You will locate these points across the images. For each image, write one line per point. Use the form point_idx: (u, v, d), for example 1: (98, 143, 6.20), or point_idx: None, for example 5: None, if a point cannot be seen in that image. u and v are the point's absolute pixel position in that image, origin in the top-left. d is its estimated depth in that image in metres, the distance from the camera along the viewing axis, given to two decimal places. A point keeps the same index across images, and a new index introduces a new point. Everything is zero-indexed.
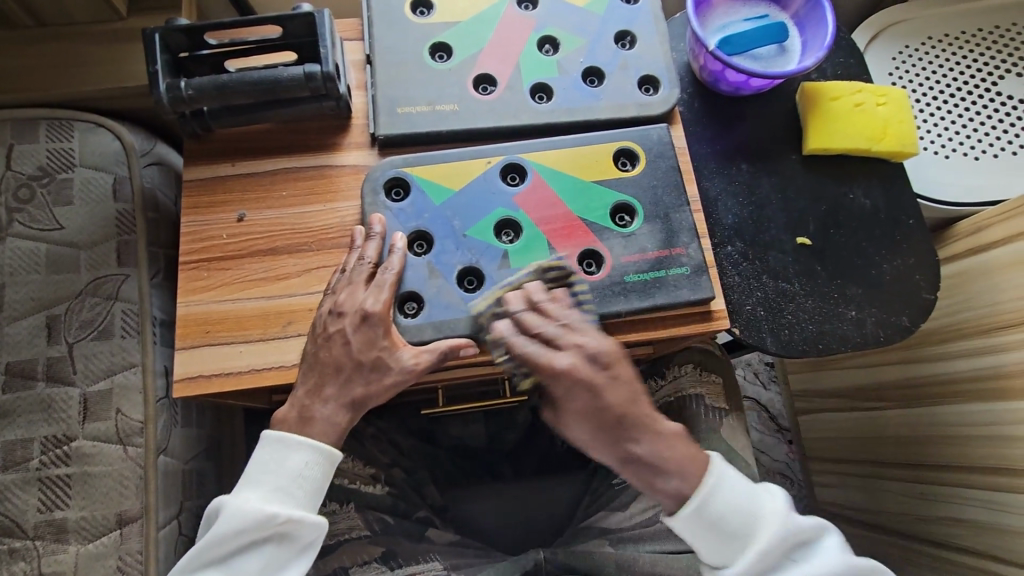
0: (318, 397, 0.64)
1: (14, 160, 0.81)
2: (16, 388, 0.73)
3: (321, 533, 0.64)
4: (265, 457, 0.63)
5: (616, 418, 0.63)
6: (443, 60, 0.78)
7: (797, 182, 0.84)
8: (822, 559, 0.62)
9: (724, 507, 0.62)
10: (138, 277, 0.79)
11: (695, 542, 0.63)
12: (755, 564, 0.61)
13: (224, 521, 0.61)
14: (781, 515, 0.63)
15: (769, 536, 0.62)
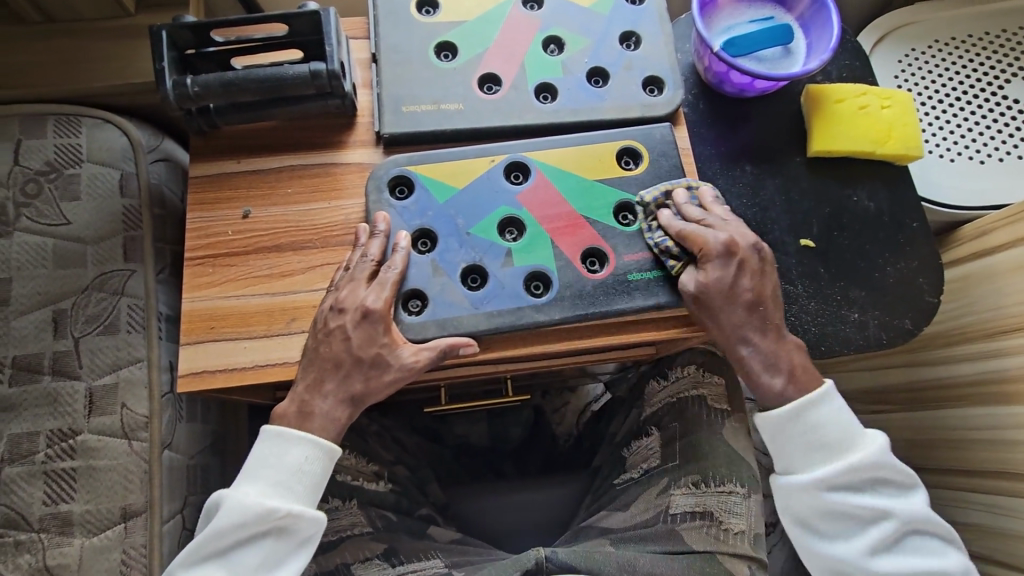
0: (317, 393, 0.64)
1: (22, 154, 0.82)
2: (22, 382, 0.73)
3: (320, 527, 0.65)
4: (264, 452, 0.64)
5: (746, 301, 0.67)
6: (448, 59, 0.78)
7: (801, 184, 0.84)
8: (908, 503, 0.67)
9: (829, 421, 0.67)
10: (144, 273, 0.79)
11: (774, 441, 0.69)
12: (835, 479, 0.66)
13: (223, 515, 0.62)
14: (881, 447, 0.67)
15: (864, 461, 0.67)
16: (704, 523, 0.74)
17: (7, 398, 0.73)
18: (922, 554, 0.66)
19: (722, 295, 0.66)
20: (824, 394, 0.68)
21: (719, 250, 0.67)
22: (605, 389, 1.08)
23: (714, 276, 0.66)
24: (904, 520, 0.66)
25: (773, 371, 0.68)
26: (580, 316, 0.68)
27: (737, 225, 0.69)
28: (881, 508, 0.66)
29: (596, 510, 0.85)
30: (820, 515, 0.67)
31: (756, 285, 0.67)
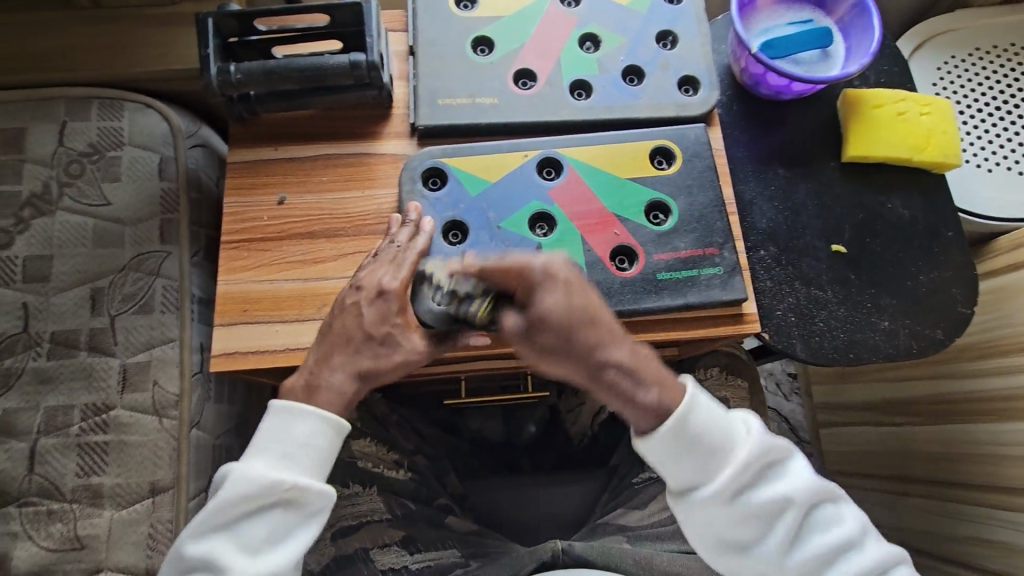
0: (325, 365, 0.62)
1: (67, 136, 0.84)
2: (59, 356, 0.75)
3: (329, 502, 0.62)
4: (271, 424, 0.61)
5: (585, 327, 0.55)
6: (485, 54, 0.79)
7: (834, 190, 0.83)
8: (789, 479, 0.62)
9: (700, 429, 0.59)
10: (179, 255, 0.81)
11: (662, 466, 0.60)
12: (729, 486, 0.59)
13: (228, 487, 0.59)
14: (756, 438, 0.61)
15: (745, 454, 0.60)
16: None
17: (44, 371, 0.75)
18: (835, 524, 0.62)
19: (552, 328, 0.54)
20: (688, 401, 0.59)
21: (548, 275, 0.55)
22: None
23: (561, 308, 0.54)
24: (805, 501, 0.61)
25: (643, 383, 0.57)
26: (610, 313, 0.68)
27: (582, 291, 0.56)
28: (778, 495, 0.60)
29: (613, 508, 0.83)
30: (729, 526, 0.60)
31: (558, 303, 0.54)
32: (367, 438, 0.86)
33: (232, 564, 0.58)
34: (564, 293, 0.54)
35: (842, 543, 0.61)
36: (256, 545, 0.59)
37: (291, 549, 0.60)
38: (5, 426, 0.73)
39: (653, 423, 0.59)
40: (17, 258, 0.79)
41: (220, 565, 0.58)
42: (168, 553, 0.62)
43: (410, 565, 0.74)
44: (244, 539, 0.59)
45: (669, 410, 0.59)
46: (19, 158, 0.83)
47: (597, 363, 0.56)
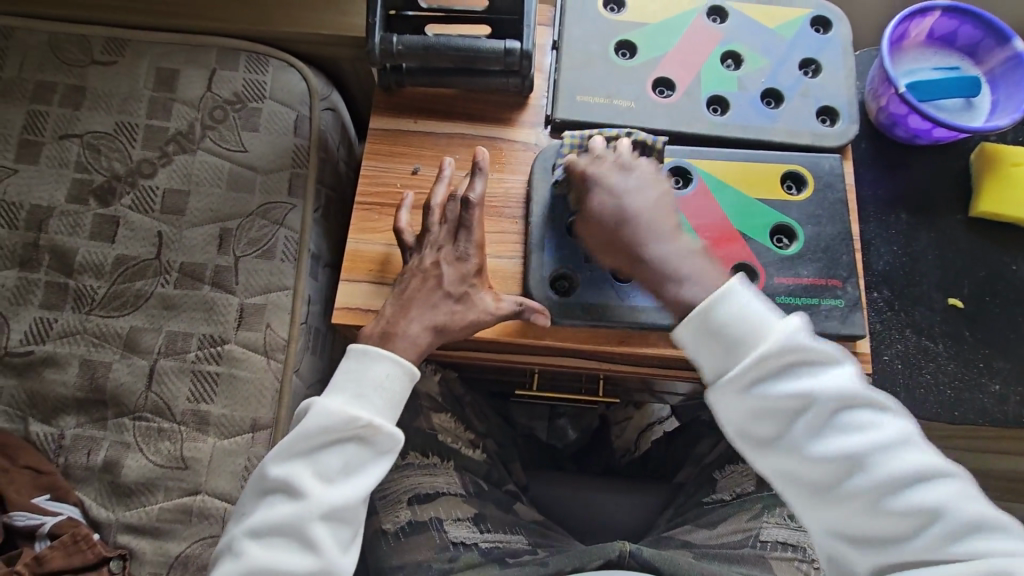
0: (403, 317, 0.65)
1: (215, 82, 0.88)
2: (185, 287, 0.80)
3: (398, 445, 0.62)
4: (348, 364, 0.62)
5: (620, 219, 0.65)
6: (626, 57, 0.79)
7: (958, 242, 0.81)
8: (816, 376, 0.57)
9: (727, 317, 0.59)
10: (303, 209, 0.85)
11: (693, 354, 0.62)
12: (748, 374, 0.58)
13: (310, 416, 0.60)
14: (790, 329, 0.58)
15: (767, 347, 0.58)
16: (795, 556, 0.74)
17: (170, 298, 0.79)
18: (881, 428, 0.56)
19: (602, 223, 0.66)
20: (722, 291, 0.60)
21: (597, 176, 0.67)
22: (670, 414, 1.10)
23: (610, 204, 0.66)
24: (832, 398, 0.57)
25: (686, 283, 0.63)
26: None
27: (646, 189, 0.66)
28: (804, 389, 0.57)
29: (679, 523, 0.83)
30: (752, 416, 0.59)
31: (630, 191, 0.66)
32: (446, 413, 0.88)
33: (309, 491, 0.59)
34: (612, 172, 0.67)
35: (877, 446, 0.56)
36: (331, 474, 0.59)
37: (360, 484, 0.60)
38: (129, 343, 0.78)
39: (683, 313, 0.62)
40: (158, 189, 0.84)
41: (299, 491, 0.59)
42: (250, 477, 0.63)
43: (481, 543, 0.77)
44: (322, 467, 0.59)
45: (703, 297, 0.61)
46: (169, 97, 0.87)
47: (635, 257, 0.65)
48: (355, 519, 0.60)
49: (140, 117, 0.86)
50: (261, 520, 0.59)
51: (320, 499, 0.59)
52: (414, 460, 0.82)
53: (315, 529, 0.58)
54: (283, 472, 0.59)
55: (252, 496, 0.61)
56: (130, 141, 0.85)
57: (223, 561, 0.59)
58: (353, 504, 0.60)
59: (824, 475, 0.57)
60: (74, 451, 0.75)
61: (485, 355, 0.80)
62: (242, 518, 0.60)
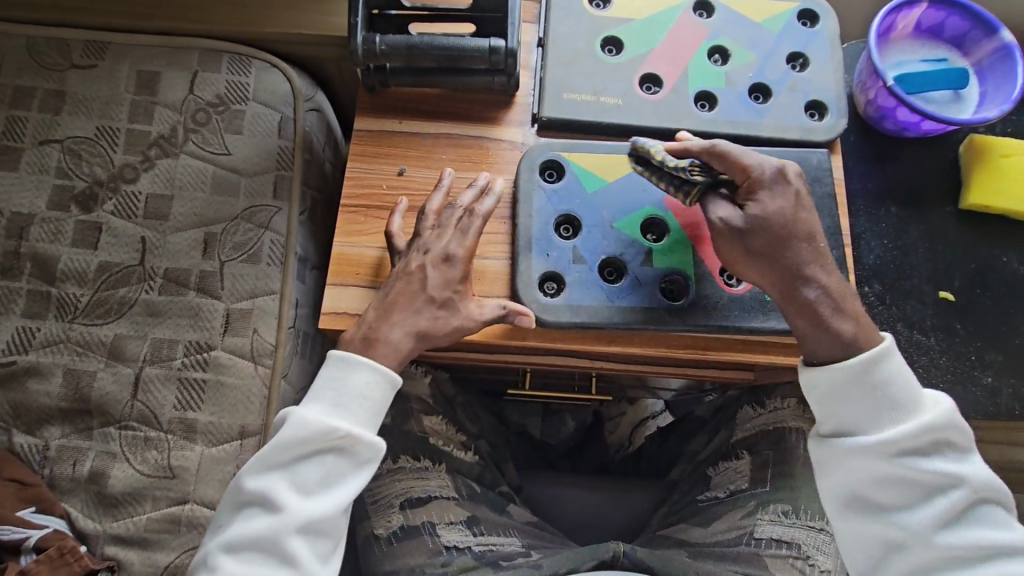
0: (386, 321, 0.64)
1: (197, 85, 0.87)
2: (170, 293, 0.79)
3: (378, 454, 0.62)
4: (327, 373, 0.63)
5: (802, 233, 0.62)
6: (613, 54, 0.79)
7: (948, 235, 0.81)
8: (965, 464, 0.60)
9: (885, 376, 0.61)
10: (288, 212, 0.84)
11: (827, 401, 0.62)
12: (891, 440, 0.60)
13: (286, 428, 0.60)
14: (953, 415, 0.61)
15: (935, 423, 0.60)
16: (789, 553, 0.73)
17: (155, 305, 0.78)
18: (999, 525, 0.59)
19: (766, 230, 0.62)
20: (886, 349, 0.61)
21: (754, 181, 0.63)
22: (664, 408, 1.10)
23: (764, 210, 0.62)
24: (969, 486, 0.60)
25: (841, 312, 0.62)
26: (712, 326, 0.69)
27: (782, 191, 0.63)
28: (947, 473, 0.59)
29: (673, 522, 0.83)
30: (877, 481, 0.60)
31: (783, 207, 0.63)
32: (439, 416, 0.87)
33: (287, 503, 0.59)
34: (757, 189, 0.63)
35: (1000, 542, 0.58)
36: (309, 486, 0.60)
37: (339, 496, 0.60)
38: (114, 351, 0.77)
39: (826, 358, 0.62)
40: (140, 194, 0.83)
41: (276, 503, 0.59)
42: (227, 488, 0.63)
43: (474, 547, 0.76)
44: (300, 479, 0.60)
45: (861, 349, 0.61)
46: (151, 101, 0.86)
47: (794, 277, 0.62)
48: (334, 531, 0.61)
49: (121, 121, 0.85)
50: (238, 533, 0.59)
51: (298, 512, 0.59)
52: (405, 464, 0.81)
53: (292, 541, 0.58)
54: (259, 484, 0.60)
55: (229, 508, 0.61)
56: (112, 146, 0.84)
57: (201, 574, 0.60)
58: (332, 516, 0.60)
59: (938, 560, 0.59)
60: (59, 462, 0.74)
61: (476, 356, 0.80)
62: (219, 530, 0.61)
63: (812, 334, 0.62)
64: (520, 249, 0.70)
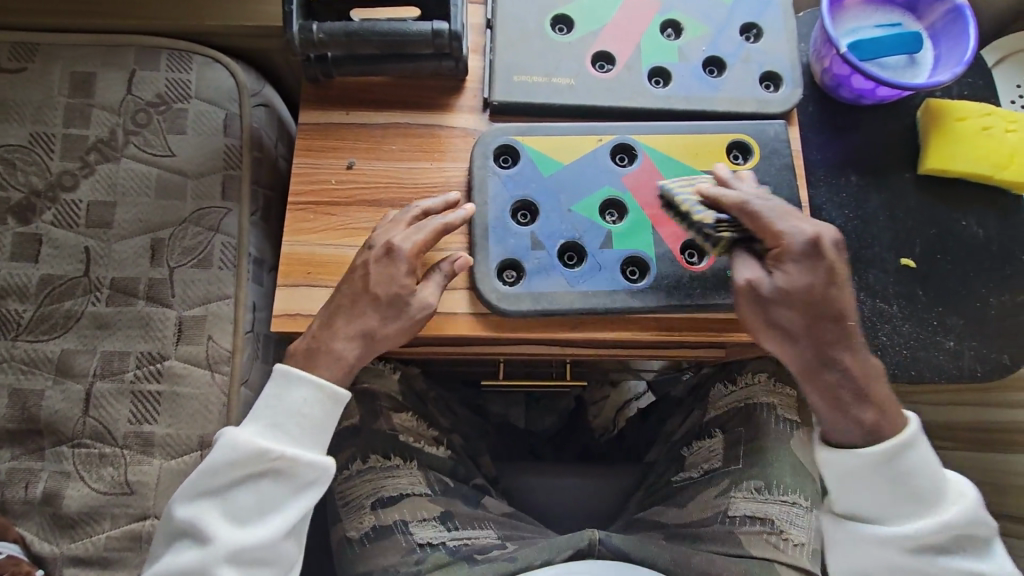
0: (330, 329, 0.63)
1: (135, 84, 0.83)
2: (118, 303, 0.76)
3: (320, 476, 0.64)
4: (266, 393, 0.64)
5: (845, 327, 0.63)
6: (563, 33, 0.76)
7: (908, 202, 0.80)
8: (971, 554, 0.64)
9: (911, 469, 0.64)
10: (238, 213, 0.81)
11: (842, 488, 0.66)
12: (890, 525, 0.64)
13: (219, 452, 0.62)
14: (974, 505, 0.64)
15: (946, 515, 0.64)
16: (763, 529, 0.74)
17: (102, 317, 0.75)
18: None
19: (803, 311, 0.62)
20: (908, 440, 0.64)
21: (792, 245, 0.62)
22: (647, 389, 1.08)
23: (796, 280, 0.62)
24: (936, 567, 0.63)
25: (863, 402, 0.63)
26: (677, 306, 0.67)
27: (797, 219, 0.63)
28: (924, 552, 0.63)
29: (649, 505, 0.82)
30: (886, 560, 0.64)
31: (804, 280, 0.62)
32: (408, 413, 0.84)
33: (219, 533, 0.61)
34: (815, 262, 0.62)
35: None
36: (243, 514, 0.61)
37: (275, 522, 0.62)
38: (62, 367, 0.74)
39: (852, 443, 0.64)
40: (81, 202, 0.79)
41: (207, 532, 0.60)
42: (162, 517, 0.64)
43: (448, 542, 0.74)
44: (233, 505, 0.61)
45: (888, 438, 0.64)
46: (86, 103, 0.82)
47: (830, 359, 0.63)
48: (271, 560, 0.62)
49: (56, 126, 0.81)
50: (171, 563, 0.60)
51: (231, 540, 0.60)
52: (375, 463, 0.79)
53: (223, 570, 0.59)
54: (191, 512, 0.61)
55: (163, 537, 0.63)
56: (47, 153, 0.80)
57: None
58: (268, 543, 0.61)
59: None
60: (10, 486, 0.71)
61: (442, 349, 0.78)
62: (153, 561, 0.62)
63: (835, 416, 0.64)
64: (477, 238, 0.69)
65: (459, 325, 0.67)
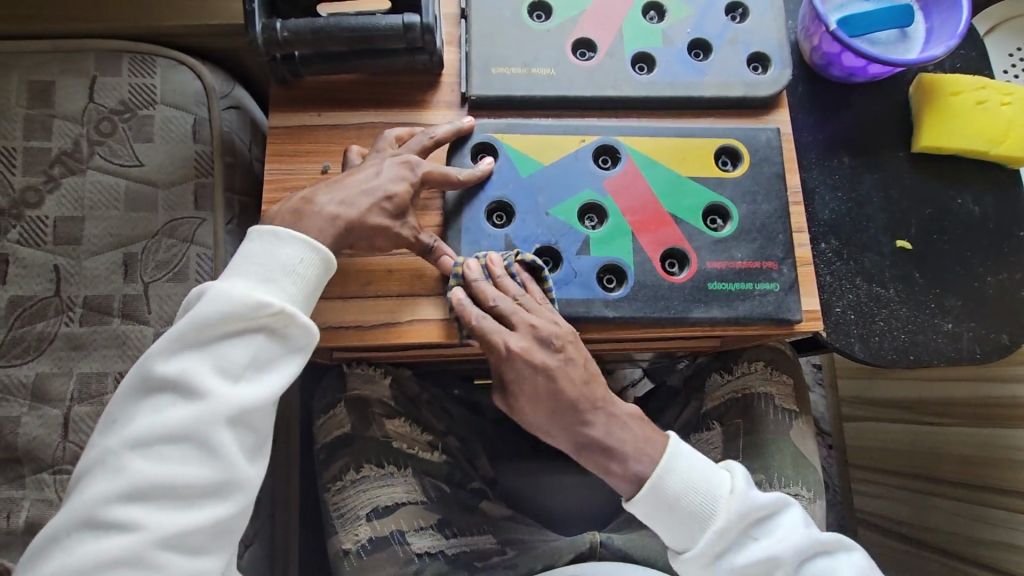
0: (323, 193, 0.59)
1: (97, 92, 0.79)
2: (92, 322, 0.73)
3: (312, 343, 0.56)
4: (252, 248, 0.55)
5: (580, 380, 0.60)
6: (541, 20, 0.73)
7: (903, 181, 0.78)
8: (778, 535, 0.60)
9: (675, 486, 0.59)
10: (213, 222, 0.78)
11: (658, 528, 0.61)
12: (713, 547, 0.59)
13: (206, 303, 0.52)
14: (740, 490, 0.60)
15: (719, 516, 0.59)
16: None
17: (76, 337, 0.73)
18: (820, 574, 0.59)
19: (571, 386, 0.59)
20: (666, 456, 0.60)
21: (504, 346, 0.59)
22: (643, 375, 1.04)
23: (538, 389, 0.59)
24: (796, 562, 0.60)
25: (645, 437, 0.61)
26: (658, 317, 0.65)
27: (545, 313, 0.61)
28: (766, 556, 0.59)
29: None
30: None
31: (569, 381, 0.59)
32: (401, 418, 0.82)
33: (208, 387, 0.51)
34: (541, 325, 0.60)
35: None
36: (237, 369, 0.53)
37: (272, 383, 0.54)
38: (38, 392, 0.71)
39: (631, 489, 0.60)
40: (47, 218, 0.76)
41: (196, 387, 0.51)
42: (125, 377, 0.53)
43: (447, 550, 0.73)
44: (225, 361, 0.52)
45: (646, 470, 0.60)
46: (47, 113, 0.78)
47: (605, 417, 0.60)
48: (261, 429, 0.54)
49: (16, 139, 0.77)
50: (144, 430, 0.50)
51: (226, 398, 0.52)
52: (369, 472, 0.77)
53: (216, 424, 0.51)
54: (175, 367, 0.52)
55: (129, 402, 0.52)
56: (9, 168, 0.77)
57: (94, 475, 0.50)
58: (263, 406, 0.54)
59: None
60: None
61: (430, 353, 0.76)
62: (116, 428, 0.51)
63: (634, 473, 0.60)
64: (449, 242, 0.66)
65: (442, 332, 0.65)
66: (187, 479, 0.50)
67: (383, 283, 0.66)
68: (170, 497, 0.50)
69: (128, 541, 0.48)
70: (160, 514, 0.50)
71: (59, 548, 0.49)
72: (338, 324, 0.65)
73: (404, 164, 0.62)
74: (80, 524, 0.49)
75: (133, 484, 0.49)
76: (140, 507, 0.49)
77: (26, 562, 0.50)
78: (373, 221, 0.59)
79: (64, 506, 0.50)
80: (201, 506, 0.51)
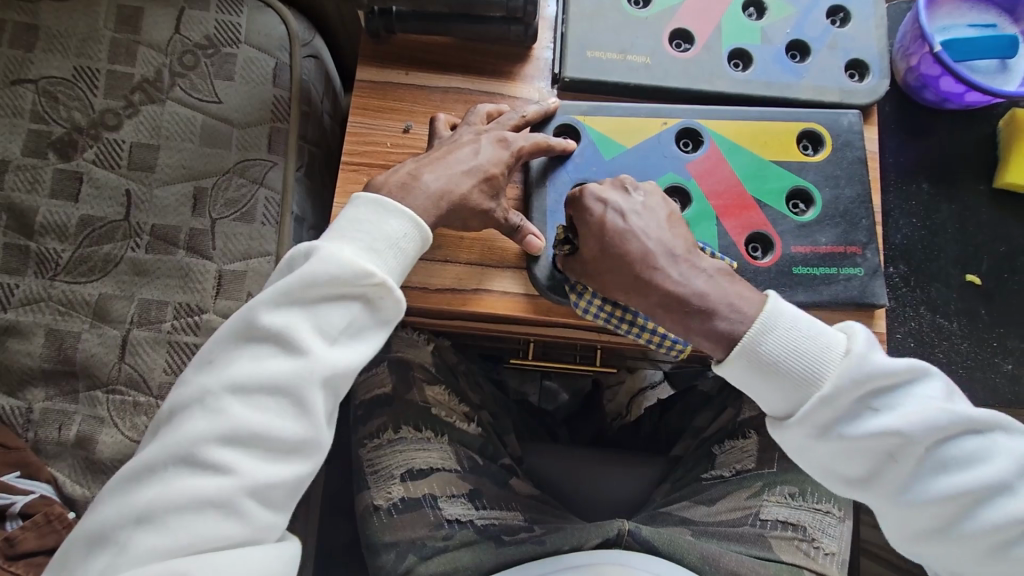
0: (425, 167, 0.59)
1: (183, 24, 0.79)
2: (157, 251, 0.75)
3: (400, 317, 0.57)
4: (359, 216, 0.56)
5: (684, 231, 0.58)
6: (640, 6, 0.72)
7: (981, 215, 0.77)
8: (903, 409, 0.54)
9: (777, 346, 0.55)
10: (284, 167, 0.78)
11: (750, 391, 0.57)
12: (819, 414, 0.54)
13: (314, 264, 0.53)
14: (856, 354, 0.54)
15: (833, 382, 0.54)
16: (796, 536, 0.73)
17: (141, 263, 0.74)
18: (972, 464, 0.53)
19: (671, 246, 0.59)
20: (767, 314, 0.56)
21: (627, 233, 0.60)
22: (663, 377, 1.06)
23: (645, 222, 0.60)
24: (923, 437, 0.53)
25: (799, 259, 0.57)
26: None
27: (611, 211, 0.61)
28: (889, 429, 0.53)
29: (676, 499, 0.81)
30: (839, 458, 0.55)
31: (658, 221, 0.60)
32: (441, 386, 0.83)
33: (307, 345, 0.52)
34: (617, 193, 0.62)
35: (989, 479, 0.52)
36: (334, 332, 0.53)
37: (363, 350, 0.54)
38: (100, 312, 0.73)
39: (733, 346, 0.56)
40: (123, 142, 0.76)
41: (297, 344, 0.52)
42: (225, 322, 0.54)
43: (476, 520, 0.74)
44: (324, 322, 0.53)
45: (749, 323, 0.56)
46: (133, 39, 0.78)
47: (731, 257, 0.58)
48: (343, 393, 0.55)
49: (100, 61, 0.78)
50: (245, 378, 0.51)
51: (322, 358, 0.52)
52: (407, 434, 0.77)
53: (312, 386, 0.52)
54: (278, 320, 0.52)
55: (232, 346, 0.53)
56: (91, 88, 0.77)
57: (192, 413, 0.51)
58: (352, 371, 0.54)
59: (921, 521, 0.55)
60: (44, 426, 0.71)
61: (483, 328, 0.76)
62: (216, 370, 0.52)
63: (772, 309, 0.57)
64: (533, 222, 0.65)
65: (512, 306, 0.65)
66: (278, 433, 0.51)
67: (454, 249, 0.66)
68: (260, 447, 0.51)
69: (221, 484, 0.49)
70: (251, 462, 0.51)
71: (154, 479, 0.50)
72: (412, 283, 0.65)
73: (498, 140, 0.62)
74: (176, 459, 0.50)
75: (230, 428, 0.50)
76: (232, 453, 0.50)
77: (117, 488, 0.51)
78: (457, 195, 0.59)
79: (159, 437, 0.51)
80: (286, 461, 0.52)
